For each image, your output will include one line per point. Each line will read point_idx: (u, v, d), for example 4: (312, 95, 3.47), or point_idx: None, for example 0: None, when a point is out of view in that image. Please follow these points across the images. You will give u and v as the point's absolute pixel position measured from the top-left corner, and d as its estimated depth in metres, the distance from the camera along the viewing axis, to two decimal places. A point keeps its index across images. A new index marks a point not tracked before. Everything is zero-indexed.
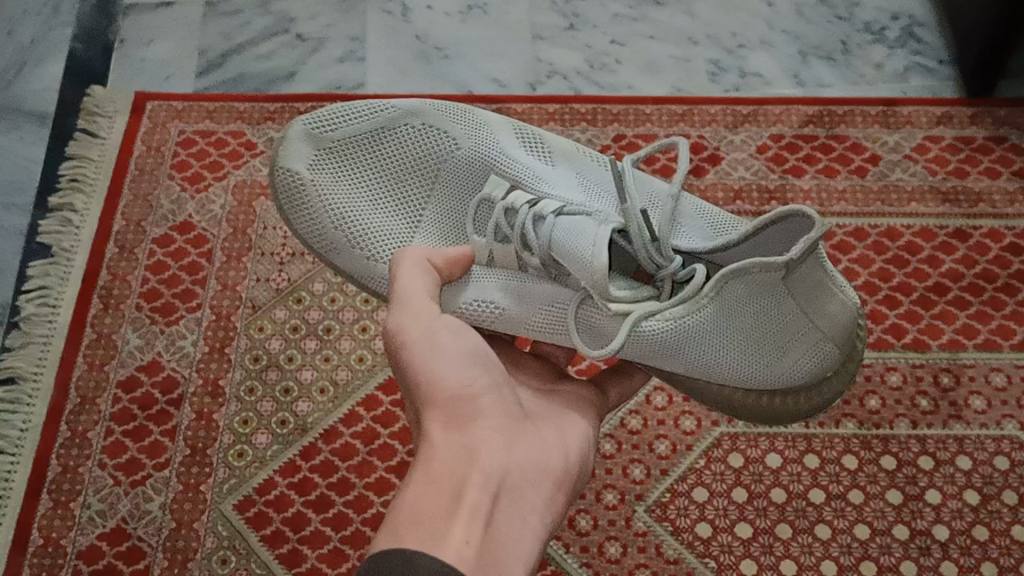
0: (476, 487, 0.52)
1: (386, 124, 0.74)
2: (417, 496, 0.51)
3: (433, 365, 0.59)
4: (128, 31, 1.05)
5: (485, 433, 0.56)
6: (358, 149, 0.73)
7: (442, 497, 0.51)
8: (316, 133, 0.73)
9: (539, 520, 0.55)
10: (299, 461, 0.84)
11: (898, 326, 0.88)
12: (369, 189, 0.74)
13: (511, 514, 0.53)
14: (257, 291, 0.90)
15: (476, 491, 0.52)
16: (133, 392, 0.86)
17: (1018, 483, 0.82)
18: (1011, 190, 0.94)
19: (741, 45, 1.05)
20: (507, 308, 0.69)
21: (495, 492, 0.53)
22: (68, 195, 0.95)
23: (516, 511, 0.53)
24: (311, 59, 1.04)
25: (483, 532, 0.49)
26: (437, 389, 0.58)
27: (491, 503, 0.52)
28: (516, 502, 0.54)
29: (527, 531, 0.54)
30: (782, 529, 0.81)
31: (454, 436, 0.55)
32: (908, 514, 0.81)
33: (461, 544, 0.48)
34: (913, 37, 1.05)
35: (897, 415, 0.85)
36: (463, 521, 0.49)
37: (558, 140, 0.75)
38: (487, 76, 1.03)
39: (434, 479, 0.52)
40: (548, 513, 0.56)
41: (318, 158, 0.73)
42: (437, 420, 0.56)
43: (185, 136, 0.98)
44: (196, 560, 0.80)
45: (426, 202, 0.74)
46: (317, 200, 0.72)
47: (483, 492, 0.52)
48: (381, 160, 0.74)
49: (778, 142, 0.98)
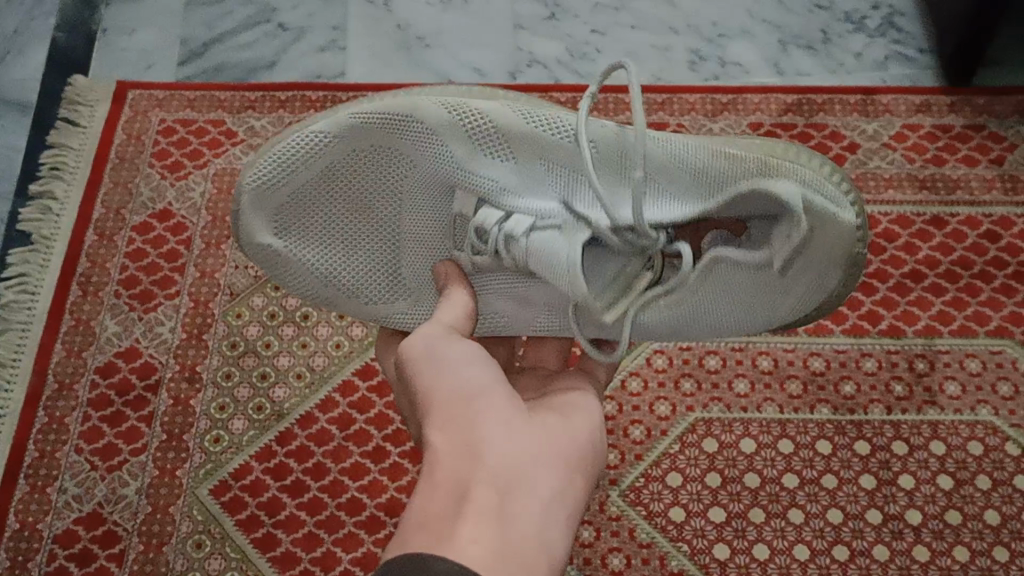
0: (483, 484, 0.50)
1: (330, 158, 0.68)
2: (424, 505, 0.49)
3: (434, 376, 0.57)
4: (110, 20, 1.06)
5: (491, 425, 0.53)
6: (314, 196, 0.70)
7: (448, 501, 0.49)
8: (265, 197, 0.70)
9: (565, 508, 0.52)
10: (275, 446, 0.84)
11: (874, 312, 0.88)
12: (341, 229, 0.72)
13: (531, 505, 0.51)
14: (235, 278, 0.90)
15: (483, 491, 0.50)
16: (111, 378, 0.87)
17: (992, 468, 0.82)
18: (988, 178, 0.95)
19: (720, 34, 1.05)
20: (508, 315, 0.71)
21: (506, 487, 0.50)
22: (49, 183, 0.96)
23: (538, 502, 0.51)
24: (292, 48, 1.04)
25: (493, 531, 0.48)
26: (436, 396, 0.56)
27: (502, 499, 0.50)
28: (535, 494, 0.51)
29: (550, 516, 0.51)
30: (755, 513, 0.81)
31: (458, 434, 0.53)
32: (881, 498, 0.82)
33: (467, 552, 0.46)
34: (893, 26, 1.05)
35: (871, 401, 0.85)
36: (470, 522, 0.48)
37: (510, 124, 0.65)
38: (467, 65, 1.03)
39: (438, 485, 0.50)
40: (575, 500, 0.54)
41: (280, 224, 0.71)
42: (438, 420, 0.54)
43: (166, 125, 0.99)
44: (171, 544, 0.81)
45: (401, 219, 0.71)
46: (297, 270, 0.73)
47: (491, 490, 0.50)
48: (340, 195, 0.70)
49: (757, 130, 0.98)
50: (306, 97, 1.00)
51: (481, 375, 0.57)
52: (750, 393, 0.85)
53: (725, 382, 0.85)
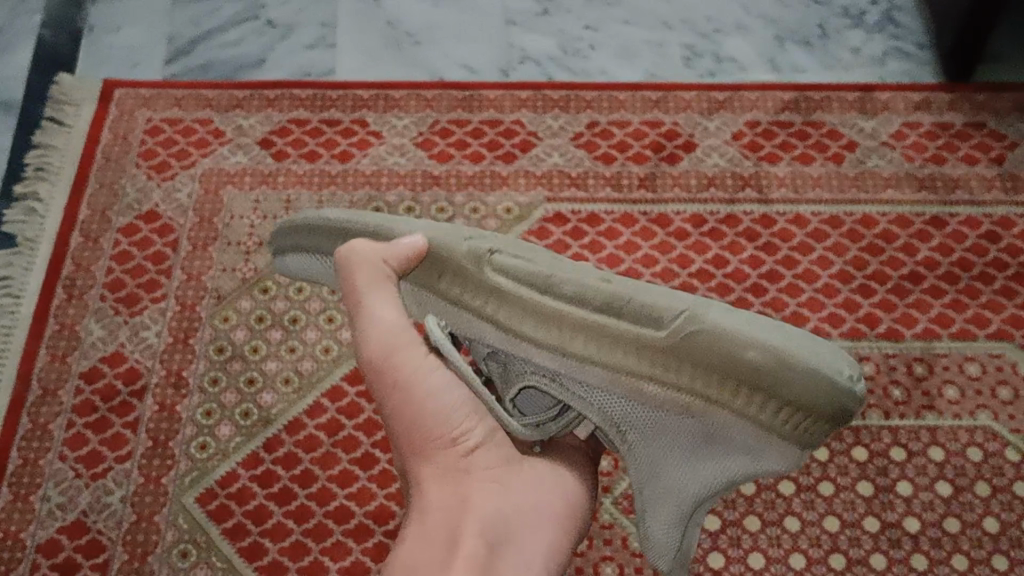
0: (472, 537, 0.54)
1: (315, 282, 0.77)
2: (416, 551, 0.53)
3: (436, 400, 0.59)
4: (97, 19, 1.05)
5: (478, 481, 0.57)
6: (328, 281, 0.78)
7: (439, 549, 0.53)
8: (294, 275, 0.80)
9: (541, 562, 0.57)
10: (262, 452, 0.83)
11: (872, 315, 0.87)
12: None
13: (511, 559, 0.55)
14: (222, 281, 0.89)
15: (474, 546, 0.53)
16: (95, 384, 0.85)
17: (991, 474, 0.81)
18: (988, 177, 0.93)
19: (716, 30, 1.03)
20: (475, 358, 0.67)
21: (494, 543, 0.54)
22: (33, 184, 0.94)
23: (522, 551, 0.56)
24: (281, 45, 1.03)
25: None
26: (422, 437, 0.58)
27: (490, 551, 0.54)
28: (519, 549, 0.56)
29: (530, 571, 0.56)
30: (750, 521, 0.79)
31: (449, 489, 0.56)
32: (879, 505, 0.80)
33: None
34: (892, 22, 1.04)
35: (869, 405, 0.83)
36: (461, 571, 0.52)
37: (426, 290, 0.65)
38: (458, 62, 1.01)
39: (430, 533, 0.54)
40: (552, 555, 0.59)
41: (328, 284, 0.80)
42: (428, 469, 0.57)
43: (152, 125, 0.97)
44: (156, 554, 0.79)
45: None
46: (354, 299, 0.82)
47: (483, 544, 0.54)
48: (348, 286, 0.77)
49: (754, 129, 0.96)
50: (297, 95, 0.99)
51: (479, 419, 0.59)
52: None
53: None
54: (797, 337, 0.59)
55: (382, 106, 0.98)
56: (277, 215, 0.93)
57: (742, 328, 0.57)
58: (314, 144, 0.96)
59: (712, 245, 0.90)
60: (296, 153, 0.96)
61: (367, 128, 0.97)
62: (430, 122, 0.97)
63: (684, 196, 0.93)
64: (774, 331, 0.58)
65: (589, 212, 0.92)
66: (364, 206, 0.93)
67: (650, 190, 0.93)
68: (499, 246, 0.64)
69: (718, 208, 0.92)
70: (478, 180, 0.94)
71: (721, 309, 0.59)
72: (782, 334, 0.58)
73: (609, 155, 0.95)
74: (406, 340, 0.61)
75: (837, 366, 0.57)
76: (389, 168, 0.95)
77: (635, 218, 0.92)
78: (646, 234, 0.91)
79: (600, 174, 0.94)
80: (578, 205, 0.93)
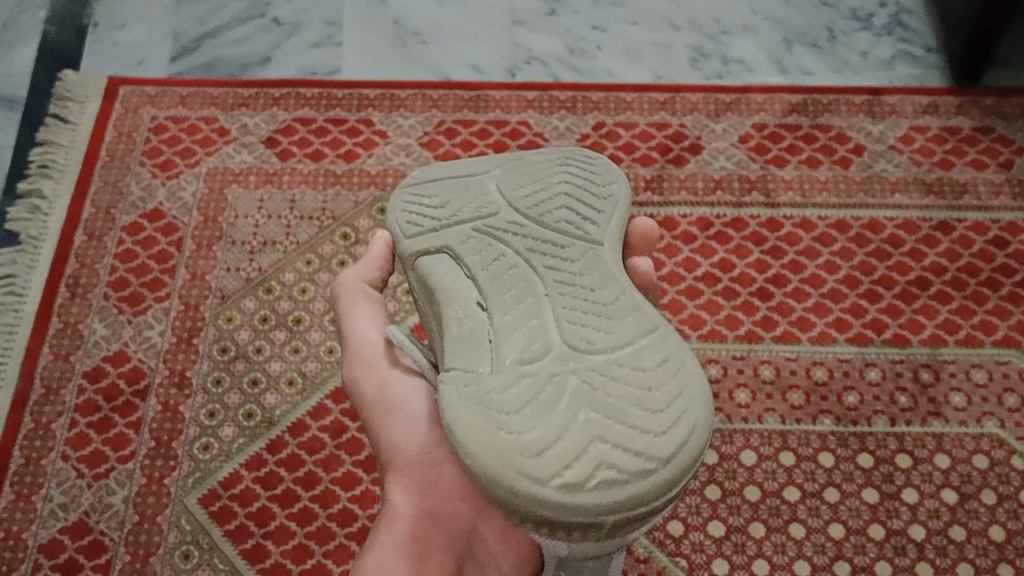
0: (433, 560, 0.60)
1: None
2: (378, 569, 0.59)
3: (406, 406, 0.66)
4: (102, 16, 1.05)
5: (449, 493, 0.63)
6: None
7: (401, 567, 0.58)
8: None
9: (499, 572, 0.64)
10: (265, 454, 0.82)
11: (878, 320, 0.87)
12: None
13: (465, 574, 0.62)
14: (227, 281, 0.89)
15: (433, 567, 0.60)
16: (99, 383, 0.85)
17: (997, 482, 0.80)
18: (996, 182, 0.93)
19: (724, 32, 1.03)
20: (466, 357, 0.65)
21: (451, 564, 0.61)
22: (37, 181, 0.94)
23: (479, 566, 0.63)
24: (287, 43, 1.03)
25: None
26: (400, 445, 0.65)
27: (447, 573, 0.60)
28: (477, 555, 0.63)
29: None
30: (755, 527, 0.78)
31: (421, 496, 0.63)
32: (884, 513, 0.79)
33: None
34: (900, 25, 1.03)
35: (874, 411, 0.83)
36: None
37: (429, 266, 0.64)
38: (464, 62, 1.01)
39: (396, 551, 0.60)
40: None
41: None
42: (402, 479, 0.64)
43: (157, 122, 0.97)
44: (158, 556, 0.79)
45: None
46: None
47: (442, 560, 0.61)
48: None
49: (761, 131, 0.96)
50: (302, 94, 0.99)
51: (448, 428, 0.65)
52: (752, 403, 0.83)
53: (726, 392, 0.84)
54: (528, 432, 0.48)
55: (387, 105, 0.98)
56: (282, 214, 0.92)
57: (453, 407, 0.50)
58: (319, 143, 0.96)
59: (718, 249, 0.90)
60: (301, 152, 0.95)
61: (373, 127, 0.97)
62: (435, 122, 0.97)
63: (690, 200, 0.92)
64: (522, 406, 0.49)
65: None
66: (369, 206, 0.92)
67: (656, 192, 0.93)
68: (446, 245, 0.58)
69: (725, 211, 0.92)
70: None
71: (499, 367, 0.51)
72: (505, 417, 0.49)
73: (616, 156, 0.94)
74: (377, 355, 0.68)
75: (549, 478, 0.47)
76: (394, 168, 0.94)
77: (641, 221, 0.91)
78: None
79: None
80: None
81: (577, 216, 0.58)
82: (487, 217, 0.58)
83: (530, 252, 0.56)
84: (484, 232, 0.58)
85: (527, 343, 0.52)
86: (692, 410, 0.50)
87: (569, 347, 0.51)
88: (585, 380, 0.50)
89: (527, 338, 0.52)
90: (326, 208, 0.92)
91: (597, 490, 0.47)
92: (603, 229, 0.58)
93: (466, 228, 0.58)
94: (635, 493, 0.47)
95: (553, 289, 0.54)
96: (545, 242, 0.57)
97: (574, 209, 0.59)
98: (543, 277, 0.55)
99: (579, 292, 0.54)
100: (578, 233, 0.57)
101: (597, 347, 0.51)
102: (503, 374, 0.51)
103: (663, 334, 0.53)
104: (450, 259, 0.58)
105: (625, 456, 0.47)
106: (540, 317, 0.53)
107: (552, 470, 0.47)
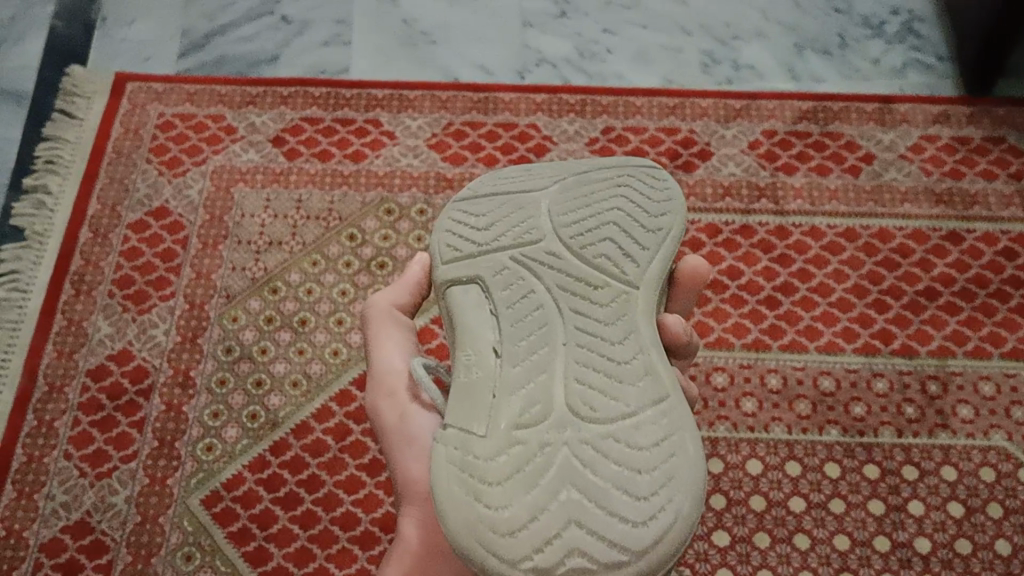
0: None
1: None
2: None
3: (415, 444, 0.66)
4: (110, 10, 1.04)
5: None
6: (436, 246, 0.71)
7: None
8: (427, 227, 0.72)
9: None
10: (268, 456, 0.82)
11: (886, 331, 0.86)
12: None
13: None
14: (232, 280, 0.89)
15: None
16: (102, 381, 0.84)
17: (1004, 496, 0.80)
18: (1007, 193, 0.93)
19: (735, 37, 1.03)
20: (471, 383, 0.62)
21: None
22: (43, 176, 0.93)
23: None
24: (296, 41, 1.02)
25: None
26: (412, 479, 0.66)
27: None
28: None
29: None
30: (760, 537, 0.78)
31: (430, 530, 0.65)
32: (889, 525, 0.79)
33: None
34: (912, 32, 1.03)
35: (881, 422, 0.83)
36: None
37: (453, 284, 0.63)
38: (474, 63, 1.01)
39: None
40: None
41: None
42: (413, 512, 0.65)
43: (164, 119, 0.97)
44: (160, 557, 0.78)
45: None
46: None
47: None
48: None
49: (771, 138, 0.95)
50: (310, 92, 0.98)
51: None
52: (758, 412, 0.83)
53: (732, 401, 0.83)
54: (504, 509, 0.49)
55: (395, 106, 0.97)
56: (288, 214, 0.92)
57: (439, 471, 0.51)
58: (327, 142, 0.95)
59: (726, 256, 0.90)
60: (308, 151, 0.95)
61: (381, 127, 0.96)
62: (444, 124, 0.96)
63: (698, 206, 0.92)
64: (504, 481, 0.50)
65: None
66: (376, 207, 0.92)
67: None
68: (478, 275, 0.57)
69: (734, 218, 0.91)
70: None
71: (492, 429, 0.51)
72: (485, 488, 0.50)
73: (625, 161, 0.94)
74: (398, 384, 0.68)
75: (519, 559, 0.49)
76: (402, 169, 0.94)
77: None
78: None
79: None
80: None
81: (619, 252, 0.57)
82: (526, 246, 0.57)
83: (561, 291, 0.55)
84: (521, 263, 0.56)
85: (527, 405, 0.52)
86: (678, 495, 0.50)
87: (569, 414, 0.51)
88: (574, 454, 0.50)
89: (529, 397, 0.52)
90: (333, 209, 0.92)
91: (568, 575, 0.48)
92: (643, 271, 0.57)
93: (503, 257, 0.57)
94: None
95: (571, 339, 0.54)
96: (578, 280, 0.56)
97: (618, 242, 0.57)
98: (565, 323, 0.54)
99: (597, 345, 0.54)
100: (617, 274, 0.56)
101: (597, 417, 0.51)
102: (496, 437, 0.51)
103: (668, 407, 0.52)
104: (479, 291, 0.57)
105: (598, 545, 0.48)
106: (549, 372, 0.53)
107: (526, 549, 0.49)
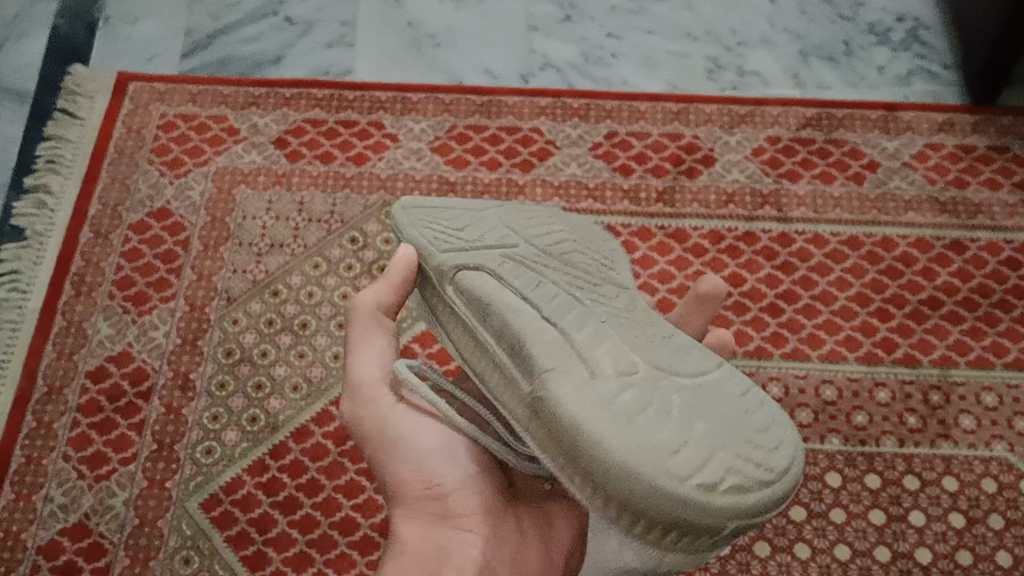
0: None
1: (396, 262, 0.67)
2: None
3: (403, 447, 0.59)
4: (114, 9, 1.03)
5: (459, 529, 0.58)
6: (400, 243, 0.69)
7: None
8: None
9: None
10: (268, 460, 0.81)
11: (889, 340, 0.86)
12: None
13: None
14: (233, 282, 0.88)
15: None
16: (102, 383, 0.84)
17: (1005, 507, 0.80)
18: (1011, 203, 0.92)
19: (740, 43, 1.02)
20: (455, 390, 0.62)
21: None
22: (44, 176, 0.93)
23: None
24: (300, 43, 1.02)
25: None
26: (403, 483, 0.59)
27: None
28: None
29: None
30: (760, 546, 0.78)
31: (429, 531, 0.58)
32: (890, 535, 0.79)
33: None
34: (918, 40, 1.02)
35: (883, 432, 0.82)
36: None
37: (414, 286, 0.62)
38: (479, 67, 1.00)
39: None
40: None
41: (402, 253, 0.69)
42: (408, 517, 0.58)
43: (167, 119, 0.96)
44: (158, 560, 0.78)
45: None
46: None
47: None
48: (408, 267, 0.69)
49: (775, 145, 0.95)
50: (313, 94, 0.98)
51: (455, 464, 0.59)
52: None
53: None
54: (655, 433, 0.46)
55: (399, 108, 0.97)
56: (290, 216, 0.91)
57: (574, 405, 0.47)
58: (329, 145, 0.95)
59: (729, 262, 0.89)
60: (311, 153, 0.95)
61: (384, 130, 0.96)
62: (447, 127, 0.96)
63: (702, 212, 0.92)
64: (636, 421, 0.46)
65: (606, 224, 0.91)
66: (378, 210, 0.91)
67: (668, 204, 0.92)
68: (485, 264, 0.53)
69: (737, 224, 0.91)
70: (495, 188, 0.93)
71: (601, 373, 0.48)
72: (636, 414, 0.47)
73: (628, 166, 0.94)
74: (377, 387, 0.61)
75: (689, 475, 0.46)
76: (405, 172, 0.94)
77: (652, 232, 0.91)
78: (663, 249, 0.90)
79: (618, 186, 0.93)
80: (594, 216, 0.92)
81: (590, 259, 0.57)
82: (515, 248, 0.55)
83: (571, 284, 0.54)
84: (518, 260, 0.54)
85: (617, 357, 0.49)
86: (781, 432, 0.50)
87: (655, 368, 0.50)
88: (683, 397, 0.49)
89: (612, 352, 0.50)
90: (335, 211, 0.92)
91: (729, 493, 0.46)
92: (622, 276, 0.58)
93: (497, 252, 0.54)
94: (758, 498, 0.47)
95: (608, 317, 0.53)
96: (579, 280, 0.55)
97: (585, 252, 0.57)
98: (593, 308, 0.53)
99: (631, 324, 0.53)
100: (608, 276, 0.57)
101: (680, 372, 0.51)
102: (605, 383, 0.48)
103: (730, 370, 0.53)
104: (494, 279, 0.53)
105: (749, 467, 0.47)
106: (615, 338, 0.51)
107: (689, 470, 0.46)
